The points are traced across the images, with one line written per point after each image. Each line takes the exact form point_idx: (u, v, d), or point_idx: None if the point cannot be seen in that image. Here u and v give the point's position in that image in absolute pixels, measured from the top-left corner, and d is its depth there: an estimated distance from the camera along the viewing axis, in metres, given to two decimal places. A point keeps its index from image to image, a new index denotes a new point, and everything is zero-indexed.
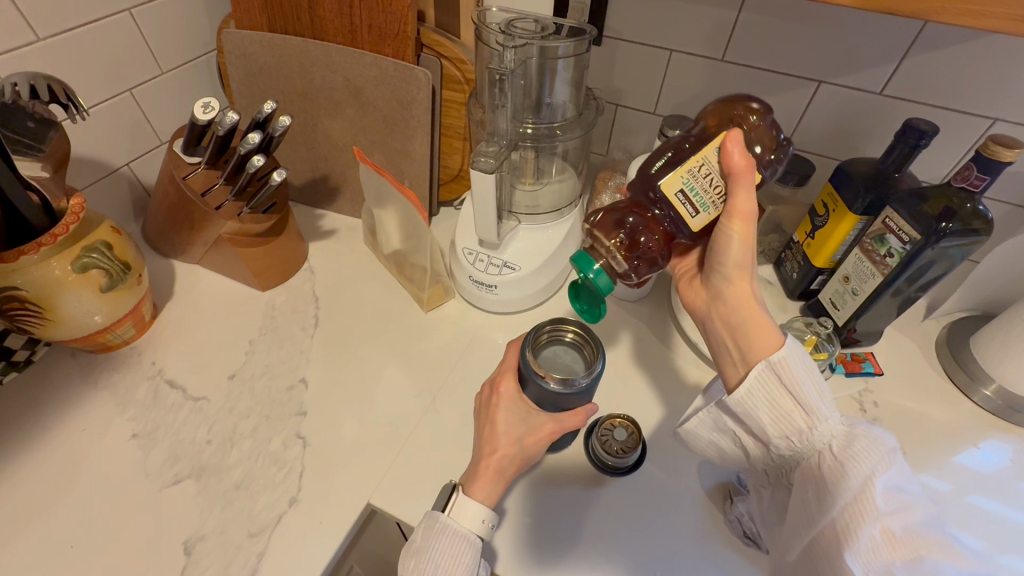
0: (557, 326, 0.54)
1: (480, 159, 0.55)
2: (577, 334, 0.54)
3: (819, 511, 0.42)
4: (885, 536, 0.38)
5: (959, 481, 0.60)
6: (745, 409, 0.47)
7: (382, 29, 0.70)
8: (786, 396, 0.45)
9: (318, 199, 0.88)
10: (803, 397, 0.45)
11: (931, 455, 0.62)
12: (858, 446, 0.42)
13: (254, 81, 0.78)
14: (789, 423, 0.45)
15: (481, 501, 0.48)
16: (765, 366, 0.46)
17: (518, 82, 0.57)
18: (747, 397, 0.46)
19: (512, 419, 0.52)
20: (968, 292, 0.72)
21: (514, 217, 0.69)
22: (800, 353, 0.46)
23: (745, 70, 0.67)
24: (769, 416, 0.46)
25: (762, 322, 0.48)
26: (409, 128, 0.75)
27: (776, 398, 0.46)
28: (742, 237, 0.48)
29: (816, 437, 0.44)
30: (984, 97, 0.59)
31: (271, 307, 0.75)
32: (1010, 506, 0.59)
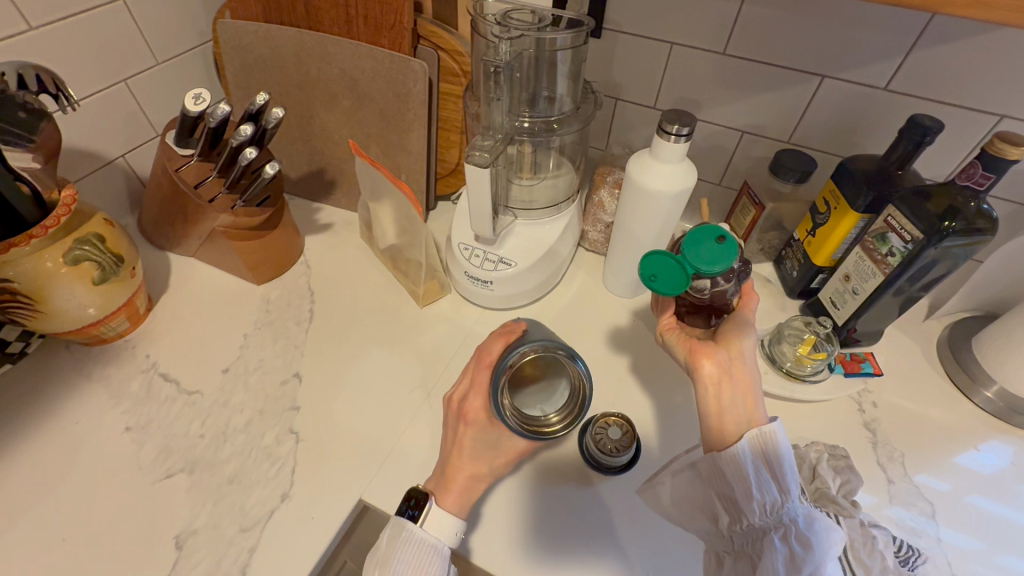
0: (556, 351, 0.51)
1: (475, 153, 0.54)
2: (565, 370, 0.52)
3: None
4: None
5: (958, 481, 0.60)
6: (723, 469, 0.45)
7: (378, 20, 0.69)
8: (767, 468, 0.43)
9: (314, 192, 0.87)
10: (784, 470, 0.43)
11: (930, 456, 0.62)
12: (823, 527, 0.42)
13: (250, 72, 0.78)
14: (764, 495, 0.43)
15: (452, 512, 0.48)
16: (755, 434, 0.44)
17: (515, 74, 0.56)
18: (734, 456, 0.44)
19: (479, 442, 0.51)
20: (971, 292, 0.71)
21: (510, 212, 0.68)
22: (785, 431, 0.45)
23: (747, 64, 0.66)
24: (751, 480, 0.43)
25: (753, 401, 0.47)
26: (405, 121, 0.74)
27: (757, 465, 0.44)
28: None
29: (784, 513, 0.43)
30: (991, 92, 0.57)
31: (267, 301, 0.74)
32: (1009, 507, 0.58)
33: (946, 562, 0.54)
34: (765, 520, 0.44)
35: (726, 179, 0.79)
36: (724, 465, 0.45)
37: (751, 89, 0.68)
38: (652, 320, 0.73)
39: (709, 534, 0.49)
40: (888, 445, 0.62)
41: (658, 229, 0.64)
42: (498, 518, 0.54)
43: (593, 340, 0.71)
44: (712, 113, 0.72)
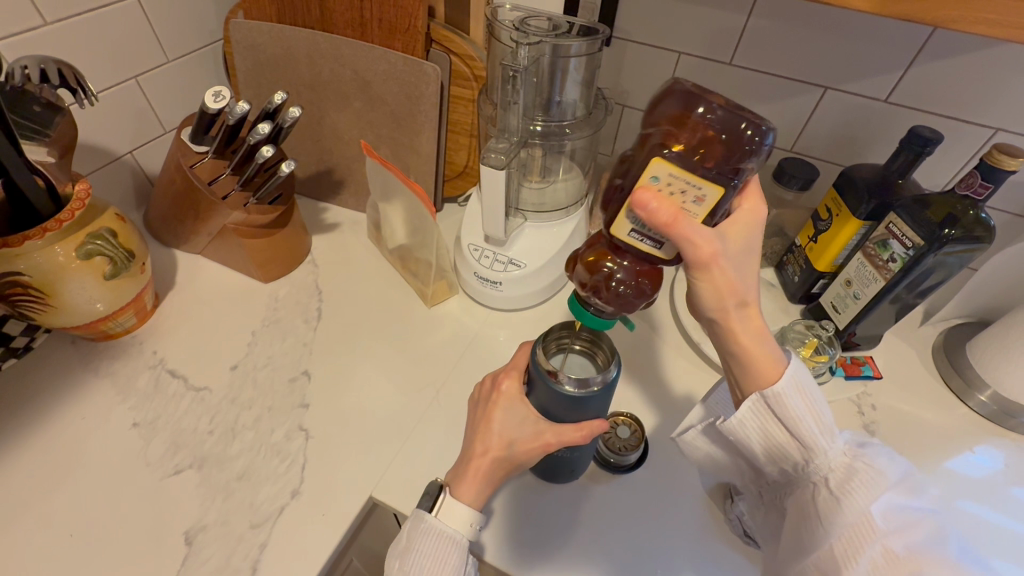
0: (569, 330, 0.50)
1: (490, 155, 0.55)
2: (588, 344, 0.50)
3: (814, 539, 0.42)
4: (886, 556, 0.38)
5: (949, 485, 0.61)
6: (738, 437, 0.46)
7: (392, 24, 0.70)
8: (779, 425, 0.44)
9: (321, 192, 0.88)
10: (800, 425, 0.43)
11: (925, 458, 0.63)
12: (858, 478, 0.42)
13: (262, 71, 0.78)
14: (785, 449, 0.45)
15: (467, 504, 0.47)
16: (759, 399, 0.44)
17: (531, 79, 0.57)
18: (732, 430, 0.46)
19: (509, 422, 0.49)
20: (965, 299, 0.73)
21: (521, 214, 0.69)
22: (800, 381, 0.44)
23: (752, 74, 0.68)
24: (764, 441, 0.45)
25: (755, 358, 0.44)
26: (416, 124, 0.75)
27: (770, 428, 0.44)
28: (710, 281, 0.43)
29: (814, 467, 0.44)
30: (987, 106, 0.60)
31: (275, 300, 0.74)
32: (1000, 511, 0.59)
33: None
34: (793, 476, 0.46)
35: None
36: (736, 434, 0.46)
37: (756, 99, 0.70)
38: (656, 323, 0.74)
39: (747, 482, 0.52)
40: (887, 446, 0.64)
41: None
42: (509, 515, 0.55)
43: None
44: None
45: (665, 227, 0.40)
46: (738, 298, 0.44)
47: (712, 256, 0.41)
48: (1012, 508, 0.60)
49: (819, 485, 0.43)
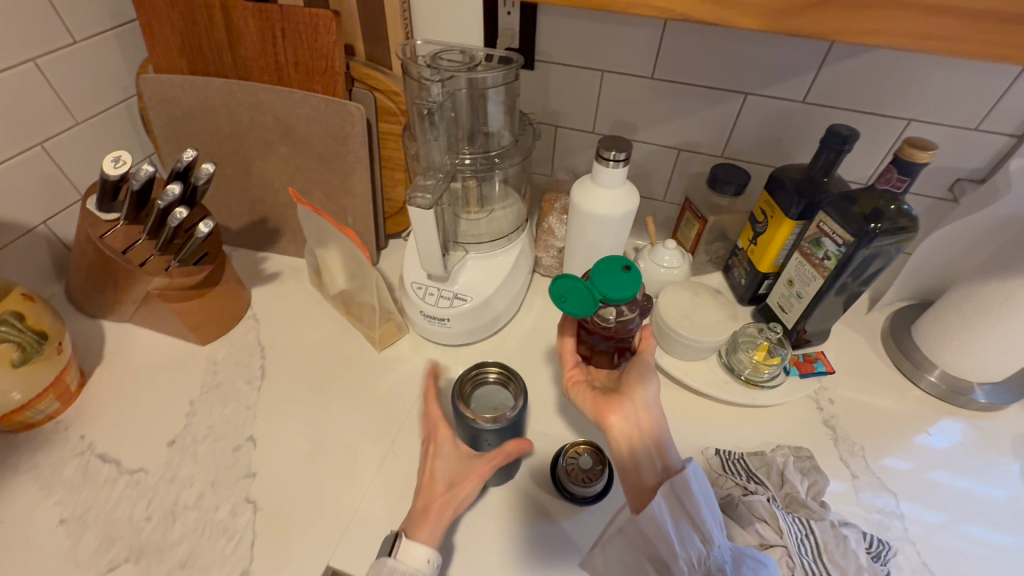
0: (481, 368, 0.54)
1: (417, 195, 0.53)
2: (500, 374, 0.54)
3: None
4: None
5: (922, 459, 0.63)
6: (649, 535, 0.45)
7: (309, 65, 0.68)
8: (685, 517, 0.45)
9: (258, 241, 0.84)
10: (702, 519, 0.44)
11: (895, 438, 0.65)
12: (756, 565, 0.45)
13: (180, 125, 0.75)
14: (689, 547, 0.44)
15: (423, 542, 0.47)
16: (668, 486, 0.46)
17: (450, 114, 0.55)
18: (651, 517, 0.45)
19: (450, 463, 0.52)
20: (906, 284, 0.74)
21: (461, 247, 0.68)
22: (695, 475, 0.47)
23: (676, 86, 0.69)
24: (673, 536, 0.44)
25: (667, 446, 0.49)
26: (346, 165, 0.73)
27: (676, 517, 0.45)
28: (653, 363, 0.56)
29: (712, 562, 0.44)
30: (898, 99, 0.62)
31: (213, 362, 0.70)
32: (973, 480, 0.62)
33: (914, 549, 0.56)
34: None
35: (669, 195, 0.81)
36: (645, 529, 0.46)
37: (682, 110, 0.71)
38: None
39: None
40: (849, 440, 0.64)
41: (609, 249, 0.64)
42: (478, 566, 0.52)
43: (556, 366, 0.70)
44: (648, 134, 0.75)
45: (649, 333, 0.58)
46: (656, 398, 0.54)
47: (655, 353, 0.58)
48: (969, 485, 0.61)
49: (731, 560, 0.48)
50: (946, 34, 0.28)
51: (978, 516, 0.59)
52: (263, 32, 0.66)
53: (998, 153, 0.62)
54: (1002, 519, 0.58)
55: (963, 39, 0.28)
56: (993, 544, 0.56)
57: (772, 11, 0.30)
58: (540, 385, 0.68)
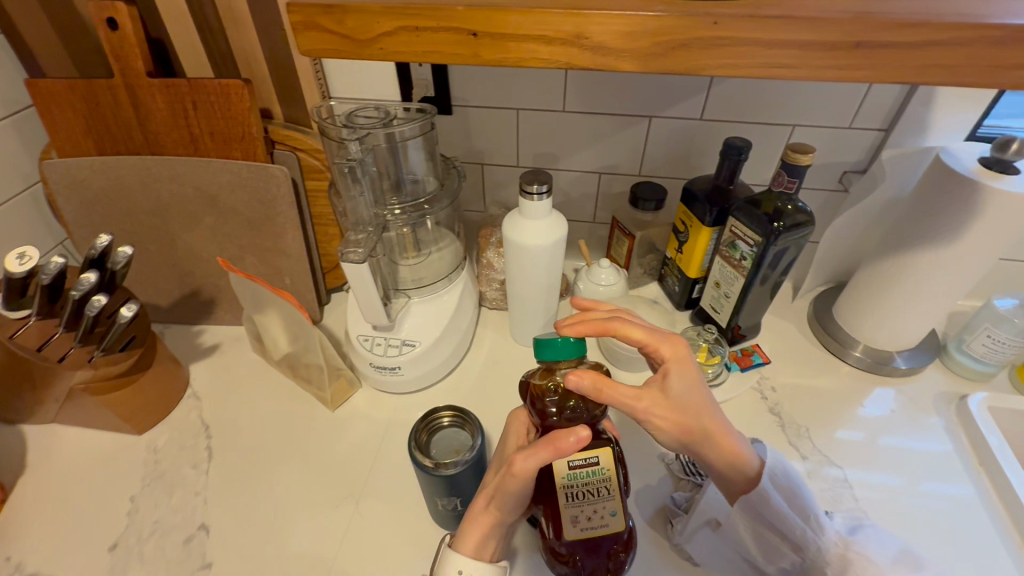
0: (434, 415, 0.54)
1: (349, 251, 0.54)
2: (455, 416, 0.54)
3: None
4: None
5: (871, 427, 0.68)
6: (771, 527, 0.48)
7: (226, 133, 0.67)
8: (769, 526, 0.48)
9: (191, 315, 0.81)
10: (804, 504, 0.47)
11: (842, 412, 0.70)
12: (852, 570, 0.45)
13: (93, 208, 0.72)
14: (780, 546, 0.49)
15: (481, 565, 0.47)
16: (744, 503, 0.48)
17: (371, 168, 0.57)
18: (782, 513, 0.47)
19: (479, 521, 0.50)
20: (820, 269, 0.81)
21: (403, 294, 0.68)
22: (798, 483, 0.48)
23: (587, 116, 0.73)
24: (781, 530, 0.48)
25: (740, 453, 0.47)
26: (276, 226, 0.72)
27: (783, 518, 0.47)
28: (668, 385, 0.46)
29: (813, 556, 0.47)
30: (780, 109, 0.68)
31: (153, 450, 0.66)
32: (919, 437, 0.67)
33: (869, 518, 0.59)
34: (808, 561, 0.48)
35: (598, 216, 0.85)
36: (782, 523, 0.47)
37: (596, 136, 0.75)
38: None
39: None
40: (794, 423, 0.68)
41: (546, 275, 0.67)
42: None
43: (514, 397, 0.71)
44: (569, 162, 0.79)
45: (599, 387, 0.43)
46: (692, 431, 0.46)
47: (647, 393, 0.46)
48: (905, 447, 0.66)
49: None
50: (789, 60, 0.32)
51: (919, 475, 0.63)
52: (173, 105, 0.66)
53: (873, 145, 0.70)
54: (940, 472, 0.63)
55: (802, 63, 0.32)
56: (934, 497, 0.61)
57: (641, 52, 0.34)
58: (501, 418, 0.68)
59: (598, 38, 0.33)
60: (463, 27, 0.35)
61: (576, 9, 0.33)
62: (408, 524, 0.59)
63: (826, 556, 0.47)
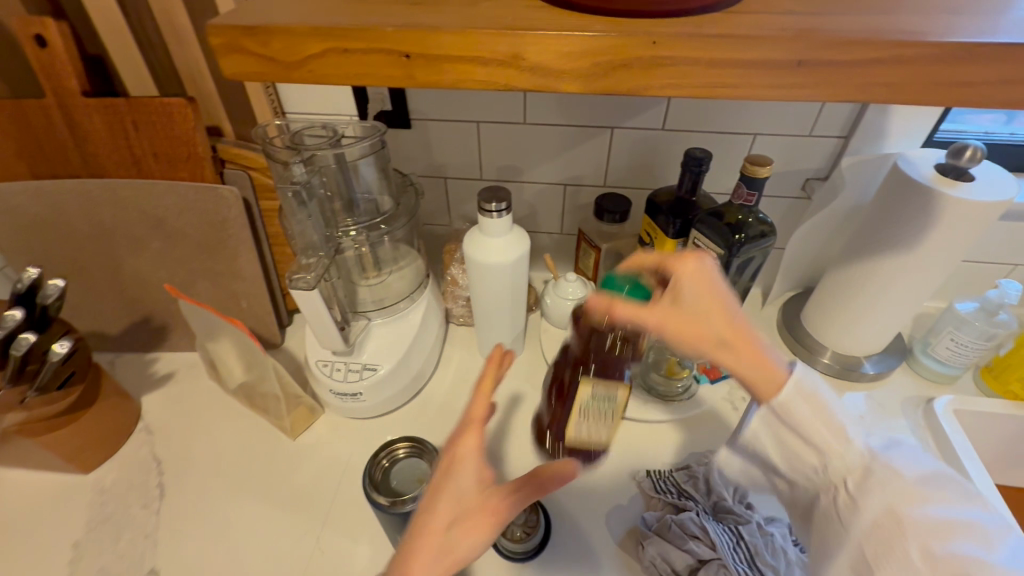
0: (390, 447, 0.53)
1: (298, 278, 0.52)
2: (411, 447, 0.54)
3: (854, 536, 0.41)
4: (922, 555, 0.37)
5: None
6: (796, 442, 0.45)
7: (170, 154, 0.64)
8: (795, 436, 0.44)
9: (144, 343, 0.77)
10: (833, 417, 0.43)
11: None
12: (871, 481, 0.41)
13: (30, 235, 0.68)
14: (802, 460, 0.45)
15: None
16: (767, 411, 0.45)
17: (320, 190, 0.55)
18: (810, 421, 0.44)
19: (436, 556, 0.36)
20: (787, 276, 0.81)
21: (363, 316, 0.66)
22: (837, 403, 0.44)
23: (549, 127, 0.72)
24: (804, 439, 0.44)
25: (767, 360, 0.45)
26: (229, 249, 0.69)
27: (809, 430, 0.44)
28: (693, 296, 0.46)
29: (832, 472, 0.43)
30: (741, 118, 0.68)
31: (101, 491, 0.62)
32: None
33: None
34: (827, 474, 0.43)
35: (565, 227, 0.83)
36: (801, 432, 0.44)
37: (560, 148, 0.74)
38: (535, 380, 0.73)
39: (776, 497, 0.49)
40: None
41: (510, 292, 0.65)
42: None
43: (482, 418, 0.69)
44: (534, 174, 0.77)
45: (610, 306, 0.44)
46: (715, 339, 0.45)
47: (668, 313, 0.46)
48: None
49: (836, 497, 0.42)
50: (734, 80, 0.31)
51: None
52: (112, 126, 0.62)
53: (833, 152, 0.70)
54: None
55: (747, 83, 0.31)
56: None
57: (583, 73, 0.32)
58: None
59: (536, 59, 0.32)
60: (396, 49, 0.33)
61: (512, 30, 0.31)
62: (371, 559, 0.56)
63: (848, 472, 0.42)
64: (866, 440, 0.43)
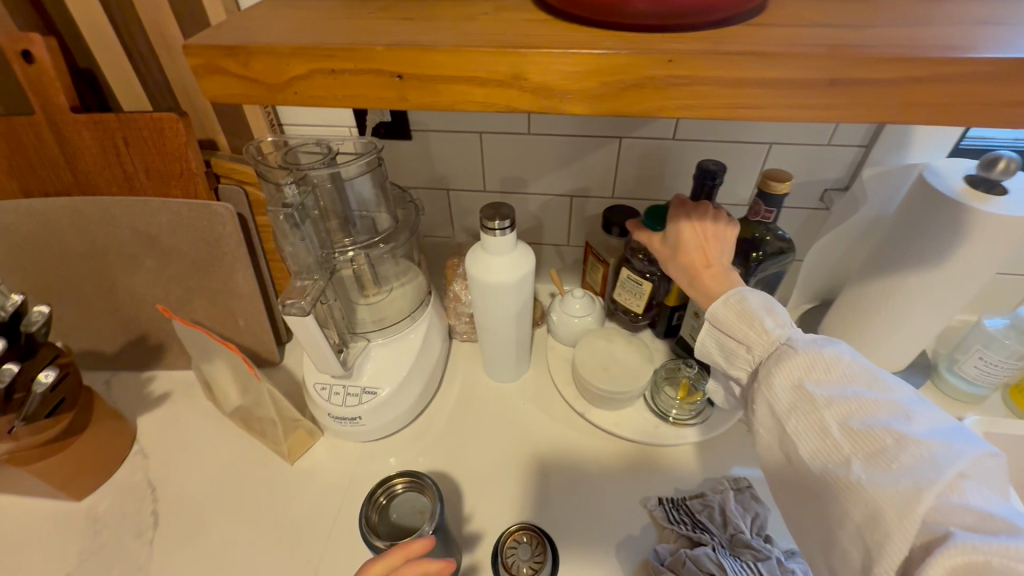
0: (386, 484, 0.51)
1: (292, 305, 0.49)
2: (409, 481, 0.51)
3: (777, 429, 0.38)
4: (836, 428, 0.35)
5: None
6: (727, 342, 0.44)
7: (162, 170, 0.62)
8: (730, 337, 0.44)
9: (140, 362, 0.75)
10: (756, 312, 0.42)
11: None
12: (780, 361, 0.39)
13: (23, 254, 0.66)
14: (738, 359, 0.44)
15: None
16: (710, 321, 0.45)
17: (314, 212, 0.52)
18: (744, 315, 0.42)
19: None
20: (804, 288, 0.77)
21: (362, 337, 0.63)
22: (767, 301, 0.43)
23: (554, 138, 0.69)
24: (734, 335, 0.43)
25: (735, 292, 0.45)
26: (225, 266, 0.67)
27: (734, 328, 0.43)
28: (692, 234, 0.49)
29: (758, 360, 0.42)
30: (755, 126, 0.65)
31: (94, 518, 0.61)
32: None
33: None
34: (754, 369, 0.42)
35: (572, 239, 0.80)
36: (723, 326, 0.44)
37: (566, 158, 0.71)
38: (541, 399, 0.71)
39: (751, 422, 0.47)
40: None
41: (515, 312, 0.63)
42: None
43: (486, 441, 0.66)
44: (538, 185, 0.74)
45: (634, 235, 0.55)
46: (707, 265, 0.47)
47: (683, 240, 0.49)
48: None
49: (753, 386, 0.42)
50: (758, 102, 0.28)
51: None
52: (102, 142, 0.60)
53: (854, 161, 0.66)
54: None
55: (773, 104, 0.28)
56: None
57: (589, 94, 0.29)
58: (472, 465, 0.63)
59: (540, 80, 0.29)
60: (386, 69, 0.30)
61: (513, 49, 0.29)
62: None
63: (767, 361, 0.40)
64: (795, 330, 0.41)
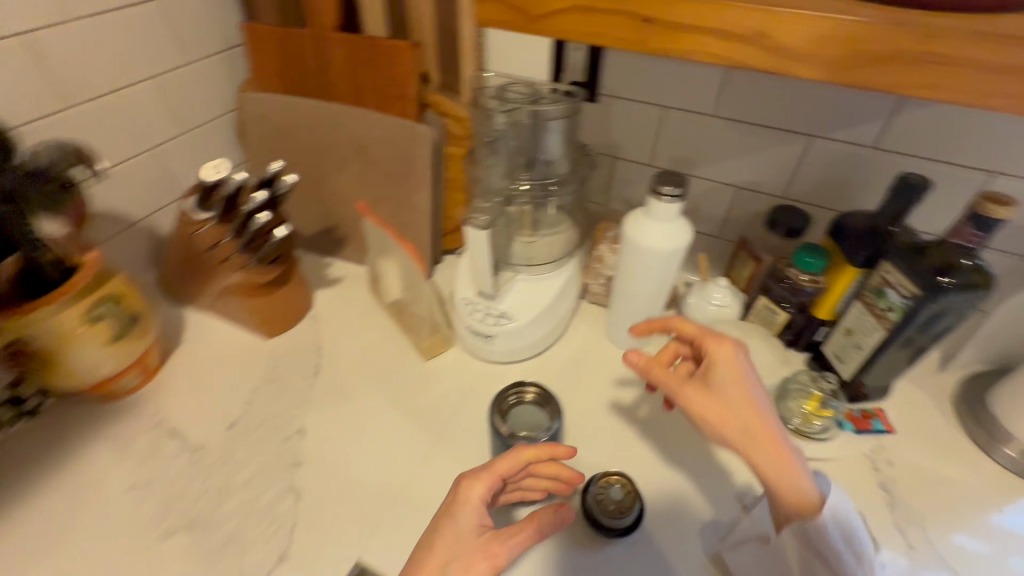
0: (520, 388, 0.58)
1: (475, 217, 0.60)
2: (538, 394, 0.58)
3: None
4: None
5: (1007, 537, 0.57)
6: (806, 539, 0.46)
7: (388, 90, 0.74)
8: (818, 563, 0.46)
9: (324, 249, 0.90)
10: (854, 532, 0.46)
11: (971, 511, 0.59)
12: None
13: (270, 139, 0.82)
14: (813, 563, 0.46)
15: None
16: (795, 529, 0.46)
17: (512, 142, 0.65)
18: (825, 538, 0.45)
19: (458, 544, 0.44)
20: (982, 344, 0.69)
21: (512, 268, 0.70)
22: (854, 514, 0.47)
23: (738, 125, 0.69)
24: (824, 551, 0.45)
25: (800, 476, 0.47)
26: (413, 182, 0.78)
27: (830, 546, 0.45)
28: (732, 372, 0.52)
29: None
30: (976, 151, 0.59)
31: (274, 356, 0.76)
32: None
33: None
34: None
35: (725, 232, 0.80)
36: (808, 532, 0.46)
37: (745, 148, 0.70)
38: None
39: None
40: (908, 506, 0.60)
41: (657, 282, 0.65)
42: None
43: (593, 396, 0.70)
44: (708, 169, 0.74)
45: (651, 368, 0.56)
46: (739, 429, 0.49)
47: (738, 374, 0.52)
48: None
49: None
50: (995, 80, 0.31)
51: None
52: (351, 58, 0.73)
53: None
54: None
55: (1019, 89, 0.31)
56: None
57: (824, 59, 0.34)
58: (579, 412, 0.68)
59: (783, 41, 0.34)
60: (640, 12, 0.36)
61: (766, 7, 0.33)
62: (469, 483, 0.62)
63: None
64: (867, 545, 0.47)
